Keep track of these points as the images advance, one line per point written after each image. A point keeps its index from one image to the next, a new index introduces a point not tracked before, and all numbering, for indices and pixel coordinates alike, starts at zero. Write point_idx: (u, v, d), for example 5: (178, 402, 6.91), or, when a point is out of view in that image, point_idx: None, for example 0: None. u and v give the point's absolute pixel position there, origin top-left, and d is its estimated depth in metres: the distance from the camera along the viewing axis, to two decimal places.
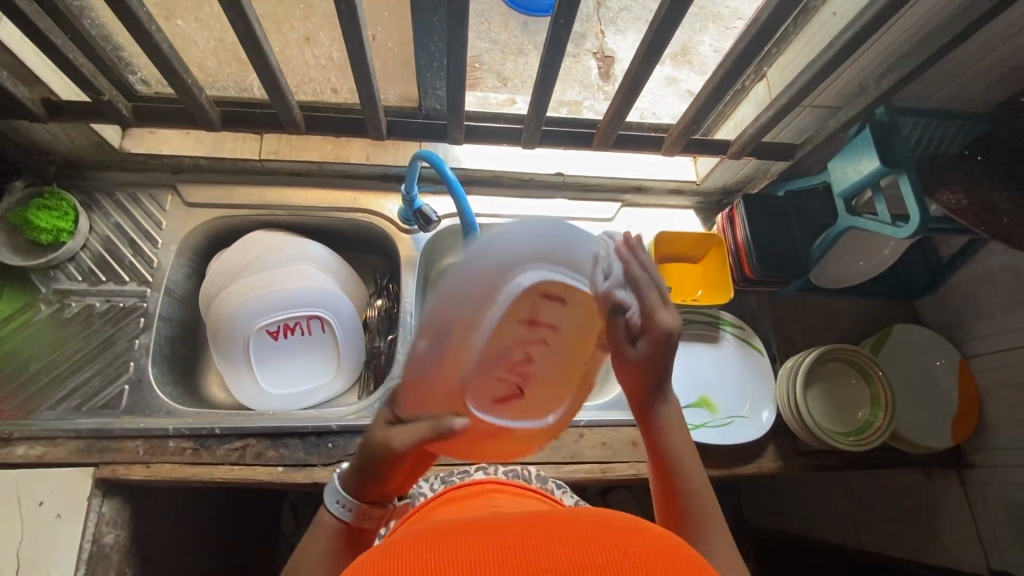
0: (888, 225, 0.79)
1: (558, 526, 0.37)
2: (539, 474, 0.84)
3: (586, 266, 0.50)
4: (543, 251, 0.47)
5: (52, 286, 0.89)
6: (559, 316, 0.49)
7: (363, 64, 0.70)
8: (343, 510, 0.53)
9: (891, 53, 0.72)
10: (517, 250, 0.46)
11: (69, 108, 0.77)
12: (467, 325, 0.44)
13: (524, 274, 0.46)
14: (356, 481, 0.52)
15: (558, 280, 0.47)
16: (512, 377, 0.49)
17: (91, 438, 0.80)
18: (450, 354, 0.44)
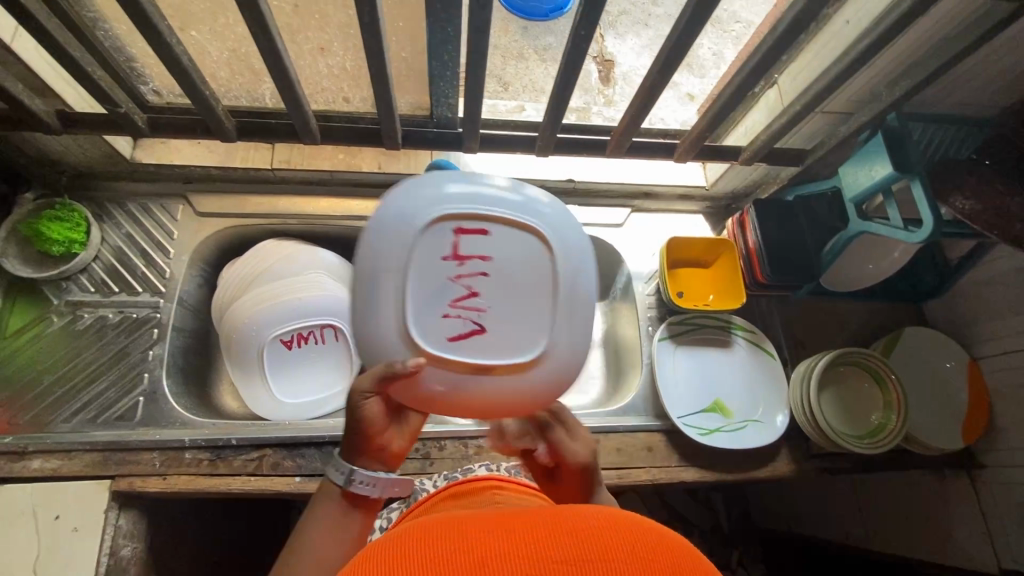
0: (900, 229, 0.79)
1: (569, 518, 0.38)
2: (542, 469, 0.84)
3: (495, 190, 0.51)
4: (444, 187, 0.50)
5: (65, 297, 0.89)
6: (490, 245, 0.50)
7: (382, 74, 0.70)
8: (338, 475, 0.53)
9: (904, 60, 0.73)
10: (407, 195, 0.50)
11: (84, 120, 0.76)
12: (383, 265, 0.48)
13: (429, 211, 0.49)
14: (344, 438, 0.53)
15: (466, 210, 0.50)
16: (466, 314, 0.49)
17: (107, 450, 0.79)
18: (378, 295, 0.48)
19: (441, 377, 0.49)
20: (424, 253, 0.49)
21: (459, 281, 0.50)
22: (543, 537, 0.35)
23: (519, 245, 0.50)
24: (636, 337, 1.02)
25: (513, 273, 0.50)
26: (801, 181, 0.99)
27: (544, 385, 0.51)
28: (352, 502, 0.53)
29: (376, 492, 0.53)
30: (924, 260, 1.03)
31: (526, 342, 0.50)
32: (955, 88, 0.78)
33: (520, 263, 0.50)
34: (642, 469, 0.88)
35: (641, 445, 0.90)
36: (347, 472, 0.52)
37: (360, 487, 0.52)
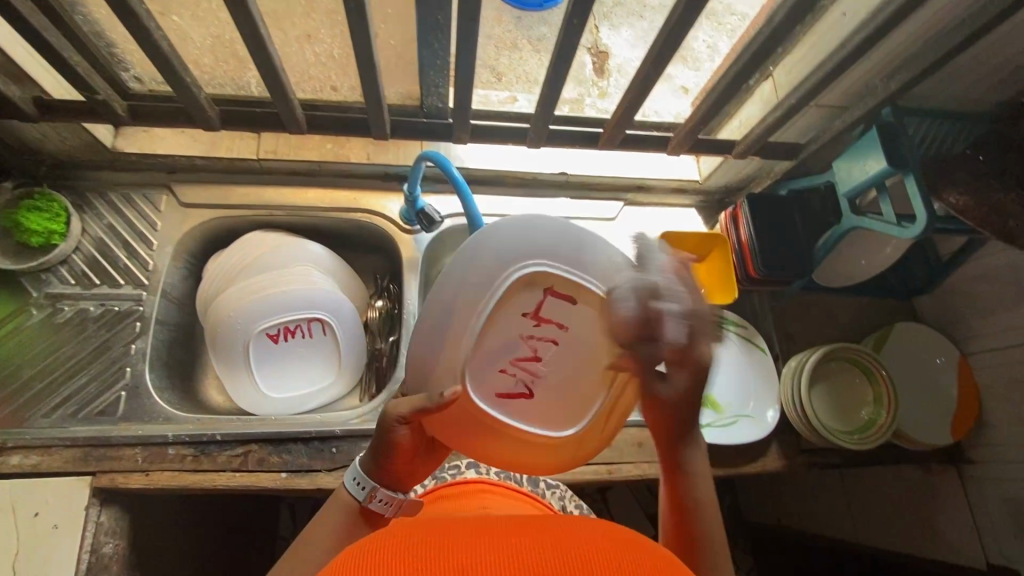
0: (894, 225, 0.79)
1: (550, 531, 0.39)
2: (531, 477, 0.84)
3: (597, 268, 0.61)
4: (554, 252, 0.61)
5: (44, 289, 0.86)
6: (563, 318, 0.63)
7: (369, 63, 0.68)
8: (357, 489, 0.55)
9: (900, 53, 0.72)
10: (513, 248, 0.59)
11: (61, 106, 0.74)
12: (469, 298, 0.56)
13: (528, 268, 0.60)
14: (370, 453, 0.56)
15: (567, 282, 0.61)
16: (519, 372, 0.62)
17: (88, 446, 0.78)
18: (457, 329, 0.56)
19: (475, 420, 0.60)
20: (507, 308, 0.60)
21: (527, 340, 0.62)
22: (525, 547, 0.36)
23: (588, 325, 0.63)
24: None
25: (571, 347, 0.63)
26: (795, 175, 0.98)
27: (551, 450, 0.64)
28: (364, 516, 0.56)
29: (389, 510, 0.56)
30: (916, 256, 1.03)
31: (554, 404, 0.63)
32: (951, 83, 0.77)
33: (580, 339, 0.63)
34: (632, 465, 0.88)
35: (631, 441, 0.90)
36: (368, 488, 0.55)
37: (375, 505, 0.55)
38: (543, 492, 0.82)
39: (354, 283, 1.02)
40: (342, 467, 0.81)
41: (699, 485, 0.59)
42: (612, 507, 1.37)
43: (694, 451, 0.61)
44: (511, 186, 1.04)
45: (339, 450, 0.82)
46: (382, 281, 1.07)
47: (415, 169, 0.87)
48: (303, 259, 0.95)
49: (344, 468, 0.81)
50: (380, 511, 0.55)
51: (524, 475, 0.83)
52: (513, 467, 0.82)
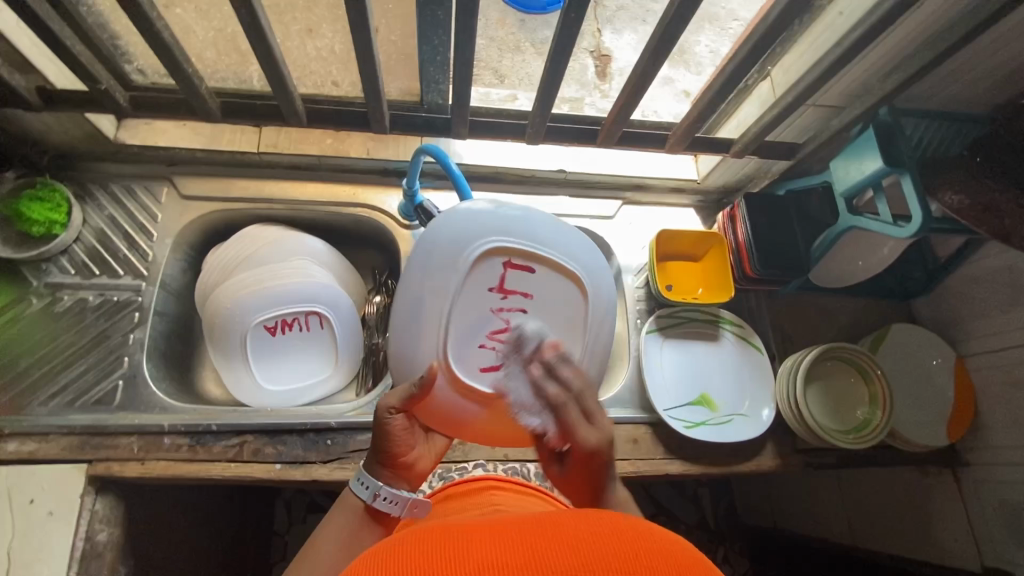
0: (890, 224, 0.79)
1: (576, 530, 0.38)
2: (539, 473, 0.85)
3: (551, 240, 0.62)
4: (500, 226, 0.61)
5: (44, 279, 0.87)
6: (528, 284, 0.61)
7: (369, 57, 0.69)
8: (363, 489, 0.58)
9: (897, 53, 0.72)
10: (464, 228, 0.60)
11: (65, 96, 0.75)
12: (435, 284, 0.58)
13: (483, 244, 0.59)
14: (372, 454, 0.59)
15: (518, 249, 0.61)
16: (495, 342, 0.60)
17: (85, 434, 0.78)
18: (428, 314, 0.58)
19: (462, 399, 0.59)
20: (472, 283, 0.59)
21: (499, 312, 0.61)
22: (549, 546, 0.35)
23: (556, 286, 0.62)
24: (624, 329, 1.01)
25: (540, 306, 0.62)
26: (791, 176, 1.00)
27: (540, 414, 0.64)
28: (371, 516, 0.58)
29: (395, 509, 0.57)
30: (913, 257, 1.03)
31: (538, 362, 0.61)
32: (947, 83, 0.78)
33: (549, 297, 0.62)
34: (626, 462, 0.88)
35: (626, 437, 0.90)
36: (373, 488, 0.57)
37: (381, 503, 0.57)
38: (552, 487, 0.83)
39: (353, 278, 1.03)
40: (336, 459, 0.82)
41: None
42: None
43: (618, 517, 0.55)
44: (509, 183, 1.05)
45: (334, 442, 0.82)
46: (381, 276, 1.07)
47: (415, 163, 0.87)
48: (301, 253, 0.96)
49: (338, 460, 0.82)
50: (386, 510, 0.57)
51: (533, 471, 0.84)
52: (521, 465, 0.85)
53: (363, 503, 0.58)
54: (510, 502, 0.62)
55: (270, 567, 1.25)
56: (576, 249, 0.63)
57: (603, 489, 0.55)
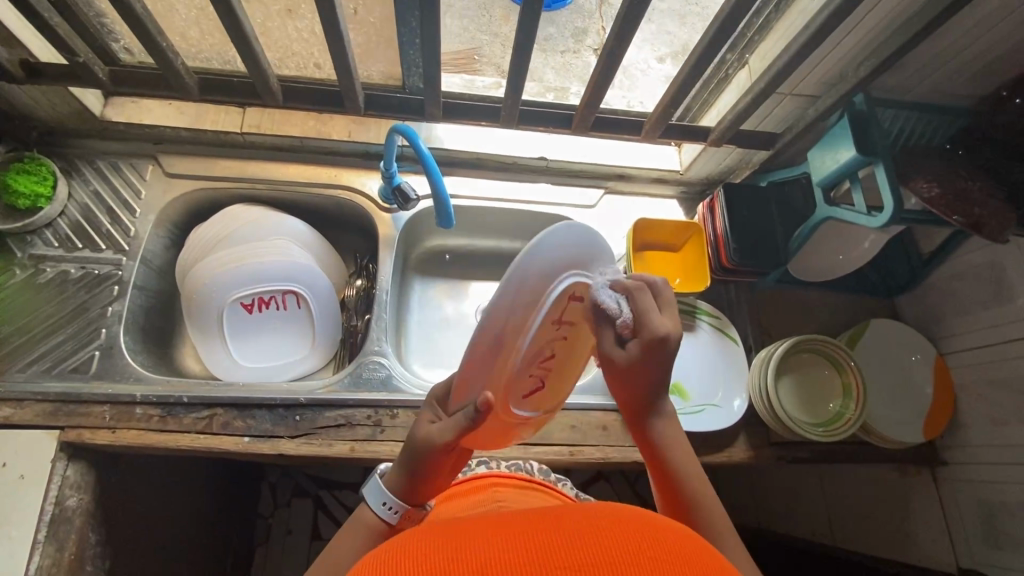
0: (863, 214, 0.78)
1: (572, 521, 0.37)
2: (542, 468, 0.81)
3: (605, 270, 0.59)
4: (577, 259, 0.54)
5: (28, 250, 0.89)
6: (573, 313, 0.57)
7: (338, 35, 0.70)
8: (388, 513, 0.56)
9: (869, 39, 0.71)
10: (553, 259, 0.50)
11: (47, 70, 0.77)
12: (515, 324, 0.50)
13: (562, 281, 0.52)
14: (403, 479, 0.55)
15: (586, 284, 0.56)
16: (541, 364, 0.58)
17: (59, 401, 0.80)
18: (502, 357, 0.51)
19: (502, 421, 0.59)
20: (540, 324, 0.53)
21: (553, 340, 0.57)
22: (551, 540, 0.35)
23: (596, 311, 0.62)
24: None
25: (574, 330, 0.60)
26: (771, 167, 0.99)
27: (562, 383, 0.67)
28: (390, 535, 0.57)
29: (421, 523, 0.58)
30: (897, 253, 1.02)
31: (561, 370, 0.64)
32: (926, 72, 0.76)
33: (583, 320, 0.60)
34: (595, 448, 0.88)
35: (595, 424, 0.90)
36: (402, 511, 0.56)
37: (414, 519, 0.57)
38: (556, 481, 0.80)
39: (333, 260, 1.04)
40: (304, 434, 0.83)
41: (678, 458, 0.58)
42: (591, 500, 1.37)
43: (663, 423, 0.60)
44: (492, 170, 1.05)
45: (302, 418, 0.83)
46: (362, 260, 1.08)
47: (389, 144, 0.88)
48: (281, 233, 0.97)
49: (306, 436, 0.82)
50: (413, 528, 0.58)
51: (536, 467, 0.80)
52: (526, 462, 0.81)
53: (383, 523, 0.56)
54: (512, 498, 0.61)
55: (253, 548, 1.27)
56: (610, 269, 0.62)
57: (651, 399, 0.59)
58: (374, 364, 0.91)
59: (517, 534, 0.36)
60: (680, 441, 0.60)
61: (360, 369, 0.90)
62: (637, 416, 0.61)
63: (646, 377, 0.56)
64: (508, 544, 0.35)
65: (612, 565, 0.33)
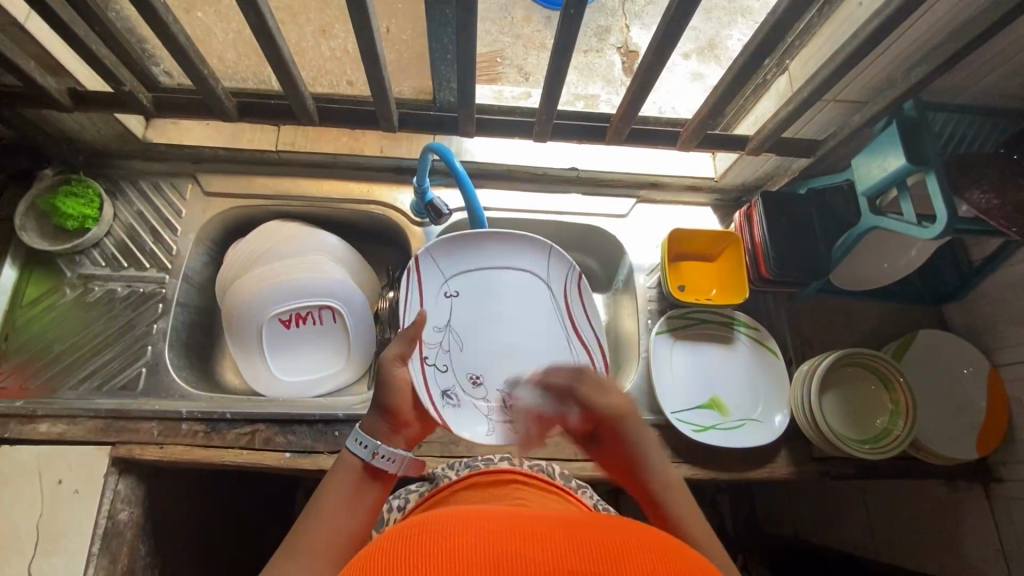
0: (913, 225, 0.75)
1: (595, 532, 0.35)
2: (565, 473, 0.82)
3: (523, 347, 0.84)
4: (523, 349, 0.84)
5: (77, 270, 0.92)
6: (539, 309, 0.86)
7: (374, 57, 0.71)
8: (360, 448, 0.57)
9: (922, 45, 0.68)
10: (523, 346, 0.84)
11: (93, 98, 0.79)
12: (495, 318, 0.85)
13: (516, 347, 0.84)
14: (377, 416, 0.62)
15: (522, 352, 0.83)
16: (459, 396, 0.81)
17: (109, 418, 0.82)
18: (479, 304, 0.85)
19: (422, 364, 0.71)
20: (525, 338, 0.86)
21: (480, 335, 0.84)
22: (562, 544, 0.33)
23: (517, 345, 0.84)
24: (634, 330, 1.00)
25: (498, 312, 0.86)
26: (813, 174, 0.95)
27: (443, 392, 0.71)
28: (368, 477, 0.57)
29: (394, 467, 0.58)
30: (945, 259, 0.97)
31: (474, 236, 0.85)
32: (977, 78, 0.73)
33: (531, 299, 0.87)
34: None
35: None
36: (371, 446, 0.57)
37: (380, 461, 0.57)
38: (576, 488, 0.79)
39: (365, 273, 1.04)
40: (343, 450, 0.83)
41: (681, 506, 0.55)
42: (623, 509, 1.36)
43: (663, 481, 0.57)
44: (522, 180, 1.05)
45: (341, 434, 0.84)
46: (394, 273, 1.09)
47: (423, 161, 0.88)
48: (317, 248, 0.98)
49: None
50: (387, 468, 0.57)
51: (558, 471, 0.82)
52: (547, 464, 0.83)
53: (359, 464, 0.57)
54: (538, 498, 0.55)
55: None
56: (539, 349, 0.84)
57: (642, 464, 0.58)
58: None
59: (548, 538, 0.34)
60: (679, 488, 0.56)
61: None
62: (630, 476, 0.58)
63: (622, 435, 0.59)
64: (531, 548, 0.32)
65: None
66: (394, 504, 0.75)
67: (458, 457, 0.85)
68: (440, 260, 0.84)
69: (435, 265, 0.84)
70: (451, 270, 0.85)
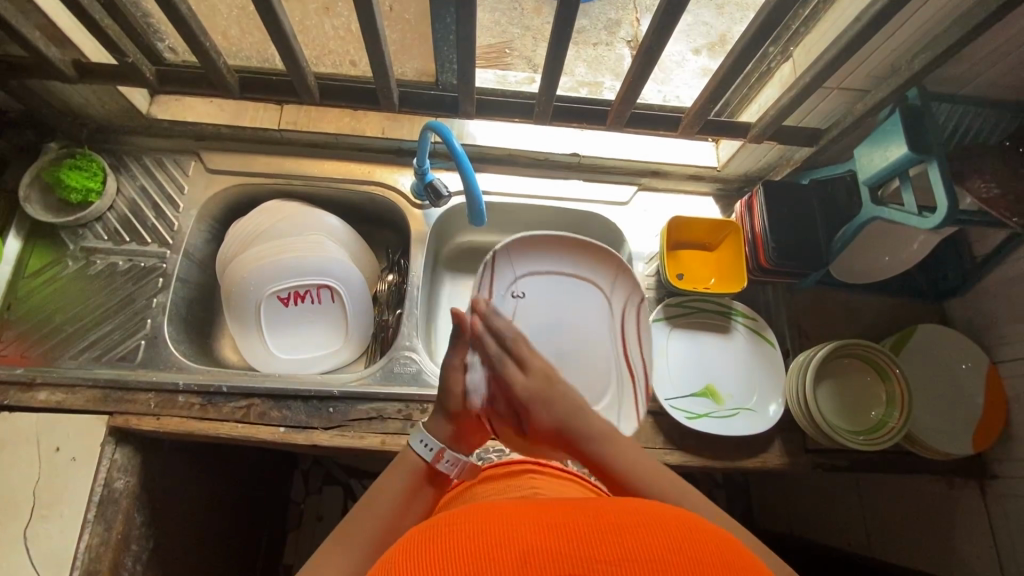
0: (913, 215, 0.75)
1: (609, 512, 0.36)
2: None
3: (578, 345, 0.87)
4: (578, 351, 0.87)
5: (80, 243, 0.93)
6: (597, 324, 0.88)
7: (374, 34, 0.70)
8: (425, 450, 0.59)
9: (926, 30, 0.68)
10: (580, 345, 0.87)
11: (97, 70, 0.80)
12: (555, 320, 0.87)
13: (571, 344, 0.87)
14: (442, 419, 0.62)
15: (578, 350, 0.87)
16: None
17: (107, 388, 0.83)
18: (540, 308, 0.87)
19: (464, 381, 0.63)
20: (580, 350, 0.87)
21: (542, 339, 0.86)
22: (581, 529, 0.34)
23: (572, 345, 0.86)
24: None
25: (558, 318, 0.87)
26: (815, 165, 0.95)
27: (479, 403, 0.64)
28: (427, 479, 0.59)
29: (455, 470, 0.60)
30: (948, 255, 0.96)
31: (544, 239, 0.85)
32: (984, 67, 0.72)
33: (588, 308, 0.88)
34: None
35: None
36: (436, 449, 0.59)
37: (443, 465, 0.59)
38: None
39: (365, 255, 1.05)
40: (337, 426, 0.84)
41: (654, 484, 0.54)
42: None
43: (608, 450, 0.57)
44: (524, 165, 1.05)
45: (336, 410, 0.85)
46: (393, 255, 1.09)
47: (423, 141, 0.88)
48: (317, 228, 0.99)
49: (339, 427, 0.84)
50: (449, 472, 0.59)
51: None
52: None
53: (422, 464, 0.59)
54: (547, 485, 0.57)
55: (286, 532, 1.30)
56: (590, 351, 0.87)
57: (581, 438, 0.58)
58: (405, 359, 0.92)
59: (566, 523, 0.34)
60: (624, 447, 0.58)
61: (391, 364, 0.91)
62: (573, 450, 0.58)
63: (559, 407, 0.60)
64: (552, 539, 0.33)
65: (654, 560, 0.31)
66: None
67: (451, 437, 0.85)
68: (515, 259, 0.86)
69: (508, 263, 0.86)
70: (522, 269, 0.86)
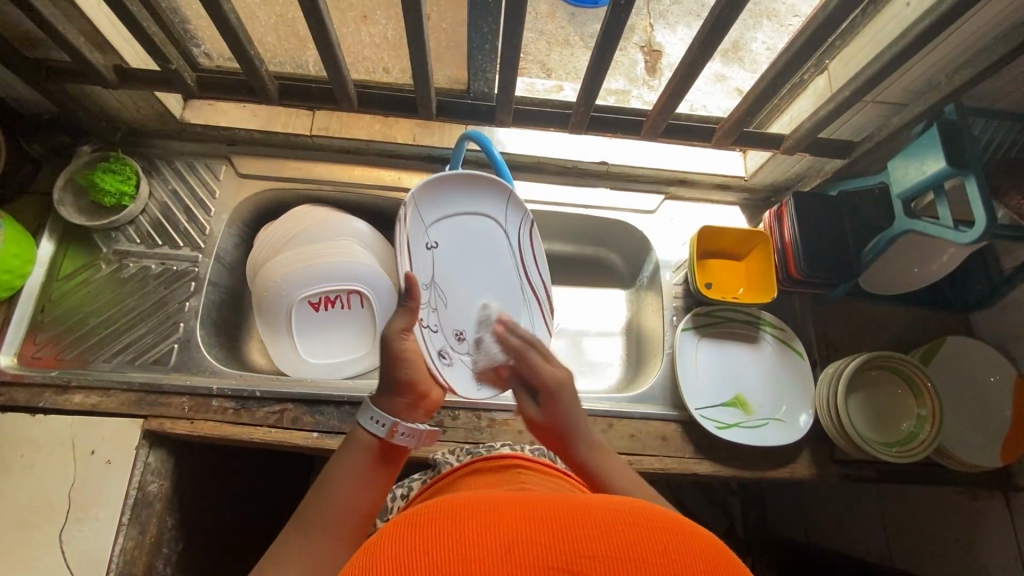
0: (950, 229, 0.75)
1: (602, 507, 0.35)
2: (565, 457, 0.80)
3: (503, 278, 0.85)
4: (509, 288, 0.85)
5: (113, 246, 0.94)
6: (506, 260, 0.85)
7: (419, 44, 0.71)
8: (378, 427, 0.56)
9: (967, 47, 0.68)
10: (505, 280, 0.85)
11: (138, 75, 0.80)
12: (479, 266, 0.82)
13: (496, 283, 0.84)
14: (391, 393, 0.59)
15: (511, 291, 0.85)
16: (451, 355, 0.76)
17: (142, 391, 0.84)
18: (464, 253, 0.81)
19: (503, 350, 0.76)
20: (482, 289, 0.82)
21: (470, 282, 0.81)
22: (568, 521, 0.33)
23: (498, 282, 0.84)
24: (659, 326, 1.00)
25: (471, 261, 0.82)
26: (846, 176, 0.95)
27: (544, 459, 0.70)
28: (382, 454, 0.56)
29: (413, 443, 0.57)
30: (974, 267, 0.97)
31: (446, 180, 0.77)
32: (1021, 84, 0.72)
33: (488, 245, 0.83)
34: (653, 458, 0.87)
35: (654, 434, 0.88)
36: (388, 425, 0.56)
37: (400, 438, 0.56)
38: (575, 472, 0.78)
39: (394, 261, 1.05)
40: None
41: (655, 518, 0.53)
42: None
43: (594, 458, 0.58)
44: (551, 172, 1.05)
45: None
46: None
47: (458, 148, 0.88)
48: (347, 233, 0.99)
49: None
50: (406, 444, 0.57)
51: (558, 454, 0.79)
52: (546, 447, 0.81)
53: (376, 441, 0.56)
54: (539, 482, 0.55)
55: None
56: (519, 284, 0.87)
57: (569, 437, 0.59)
58: None
59: (557, 517, 0.33)
60: (618, 469, 0.57)
61: None
62: (562, 455, 0.59)
63: (563, 411, 0.61)
64: (537, 532, 0.32)
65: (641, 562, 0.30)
66: (399, 491, 0.75)
67: (482, 442, 0.85)
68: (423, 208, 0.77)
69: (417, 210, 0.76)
70: (433, 218, 0.78)
